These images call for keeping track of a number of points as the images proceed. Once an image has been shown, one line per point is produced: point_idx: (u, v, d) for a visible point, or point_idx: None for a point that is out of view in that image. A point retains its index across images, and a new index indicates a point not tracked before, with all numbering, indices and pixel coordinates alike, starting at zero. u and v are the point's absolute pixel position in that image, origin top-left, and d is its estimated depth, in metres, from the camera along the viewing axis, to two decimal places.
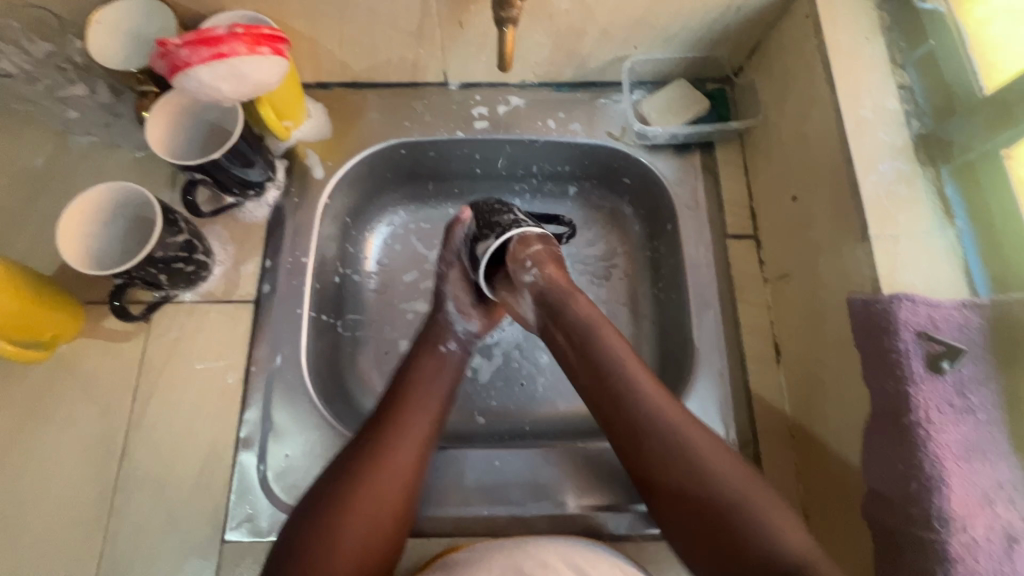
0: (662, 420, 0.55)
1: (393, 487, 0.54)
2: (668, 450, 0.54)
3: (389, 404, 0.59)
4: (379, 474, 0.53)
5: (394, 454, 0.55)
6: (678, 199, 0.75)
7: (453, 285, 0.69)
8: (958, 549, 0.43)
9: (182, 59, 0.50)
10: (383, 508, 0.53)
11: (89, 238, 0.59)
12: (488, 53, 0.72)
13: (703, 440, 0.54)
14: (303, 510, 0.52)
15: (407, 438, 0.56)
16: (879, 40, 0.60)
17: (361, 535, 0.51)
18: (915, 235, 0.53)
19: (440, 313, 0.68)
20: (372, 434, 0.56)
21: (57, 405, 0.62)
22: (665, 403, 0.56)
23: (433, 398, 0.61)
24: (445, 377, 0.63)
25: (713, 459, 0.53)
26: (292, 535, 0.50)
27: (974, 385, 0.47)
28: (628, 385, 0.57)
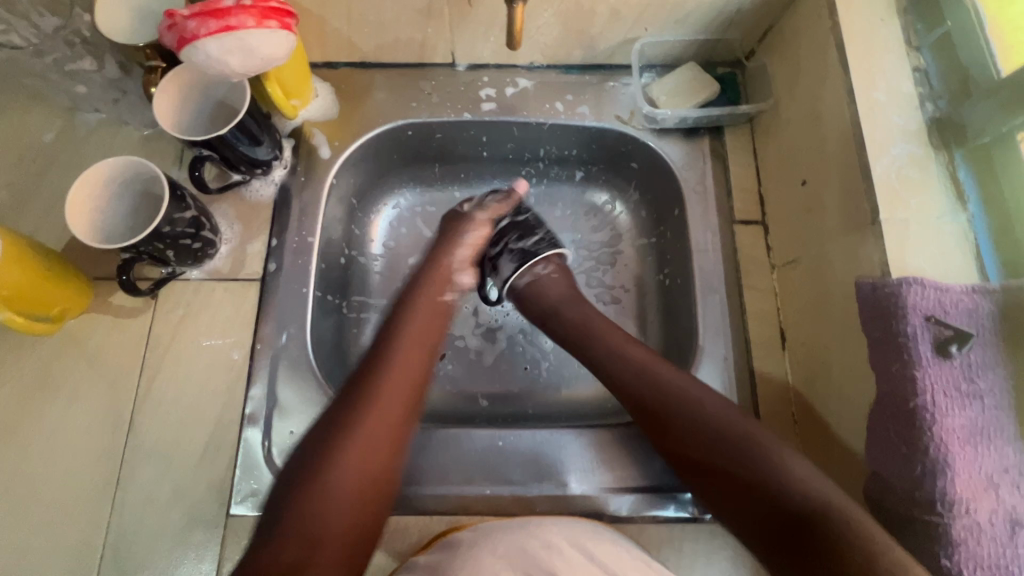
0: (683, 393, 0.59)
1: (381, 434, 0.52)
2: (679, 420, 0.57)
3: (375, 357, 0.57)
4: (366, 424, 0.52)
5: (380, 406, 0.53)
6: (686, 183, 0.74)
7: (472, 234, 0.71)
8: (960, 532, 0.43)
9: (190, 31, 0.50)
10: (370, 458, 0.51)
11: (96, 213, 0.59)
12: (496, 33, 0.71)
13: (718, 404, 0.57)
14: (294, 465, 0.51)
15: (394, 387, 0.55)
16: (895, 21, 0.59)
17: (345, 490, 0.50)
18: (926, 220, 0.52)
19: (448, 255, 0.68)
20: (356, 389, 0.54)
21: (65, 378, 0.63)
22: (685, 383, 0.60)
23: (419, 350, 0.59)
24: (435, 327, 0.62)
25: (731, 419, 0.56)
26: (281, 488, 0.50)
27: (982, 370, 0.46)
28: (641, 375, 0.61)
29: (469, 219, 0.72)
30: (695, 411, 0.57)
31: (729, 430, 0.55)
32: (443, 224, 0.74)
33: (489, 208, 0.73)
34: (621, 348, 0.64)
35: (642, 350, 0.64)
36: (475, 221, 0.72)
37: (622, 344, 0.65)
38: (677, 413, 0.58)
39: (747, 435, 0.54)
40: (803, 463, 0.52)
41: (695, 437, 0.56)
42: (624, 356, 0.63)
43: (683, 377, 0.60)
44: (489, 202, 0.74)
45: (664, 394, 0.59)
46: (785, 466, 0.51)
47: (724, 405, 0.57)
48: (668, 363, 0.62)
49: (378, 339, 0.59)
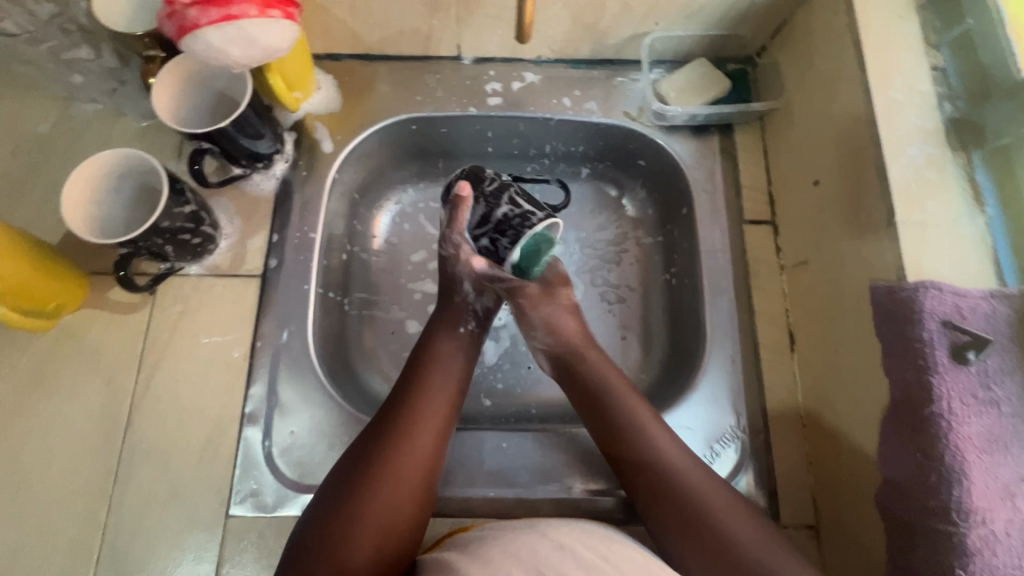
0: (680, 469, 0.54)
1: (411, 473, 0.52)
2: (682, 505, 0.52)
3: (402, 397, 0.56)
4: (395, 463, 0.52)
5: (409, 450, 0.52)
6: (695, 182, 0.73)
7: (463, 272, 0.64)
8: (977, 542, 0.43)
9: (191, 20, 0.48)
10: (398, 503, 0.50)
11: (93, 207, 0.58)
12: (504, 27, 0.69)
13: (715, 492, 0.52)
14: (320, 508, 0.50)
15: (424, 425, 0.54)
16: (913, 18, 0.58)
17: (375, 533, 0.48)
18: (944, 222, 0.51)
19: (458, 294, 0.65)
20: (382, 431, 0.53)
21: (61, 374, 0.62)
22: (683, 459, 0.55)
23: (449, 384, 0.58)
24: (463, 360, 0.61)
25: (718, 503, 0.52)
26: (308, 532, 0.48)
27: (1000, 376, 0.45)
28: (645, 442, 0.55)
29: (450, 258, 0.65)
30: (690, 492, 0.52)
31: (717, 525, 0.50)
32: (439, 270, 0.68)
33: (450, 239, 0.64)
34: (630, 403, 0.58)
35: (645, 410, 0.58)
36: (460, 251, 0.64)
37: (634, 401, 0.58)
38: (671, 500, 0.53)
39: (731, 532, 0.50)
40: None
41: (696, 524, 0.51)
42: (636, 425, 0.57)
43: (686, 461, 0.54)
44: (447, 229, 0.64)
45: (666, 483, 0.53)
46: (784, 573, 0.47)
47: (717, 493, 0.52)
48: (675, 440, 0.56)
49: (403, 380, 0.58)
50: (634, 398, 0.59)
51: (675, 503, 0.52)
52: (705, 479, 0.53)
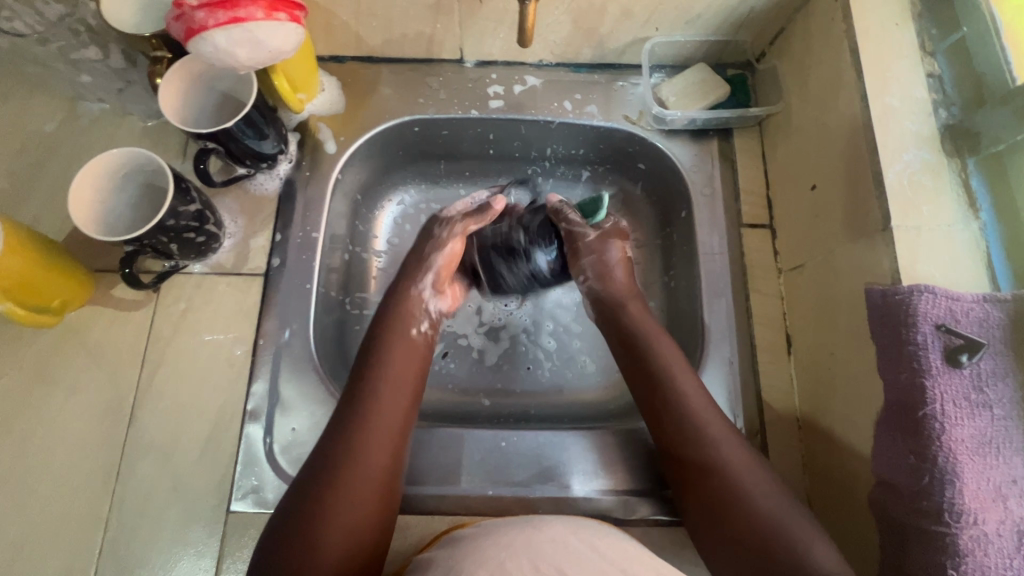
0: (710, 429, 0.56)
1: (367, 489, 0.50)
2: (707, 465, 0.54)
3: (364, 382, 0.57)
4: (347, 479, 0.50)
5: (374, 436, 0.53)
6: (694, 185, 0.74)
7: (440, 258, 0.67)
8: (967, 542, 0.43)
9: (198, 22, 0.49)
10: (367, 487, 0.51)
11: (99, 205, 0.59)
12: (506, 30, 0.70)
13: (741, 457, 0.54)
14: (291, 500, 0.49)
15: (377, 438, 0.53)
16: (910, 26, 0.59)
17: (346, 522, 0.48)
18: (937, 227, 0.52)
19: (413, 286, 0.66)
20: (347, 417, 0.54)
21: (65, 370, 0.62)
22: (715, 422, 0.56)
23: (402, 393, 0.57)
24: (415, 364, 0.61)
25: (739, 462, 0.54)
26: (279, 524, 0.48)
27: (992, 380, 0.46)
28: (679, 404, 0.58)
29: (439, 239, 0.68)
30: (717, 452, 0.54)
31: (737, 482, 0.52)
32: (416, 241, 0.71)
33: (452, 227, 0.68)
34: (666, 362, 0.61)
35: (685, 371, 0.60)
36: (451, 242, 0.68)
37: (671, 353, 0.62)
38: (696, 466, 0.54)
39: (750, 487, 0.52)
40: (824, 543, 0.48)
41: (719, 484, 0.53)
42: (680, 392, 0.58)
43: (723, 430, 0.56)
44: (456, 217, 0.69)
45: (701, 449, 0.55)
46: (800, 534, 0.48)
47: (744, 454, 0.54)
48: (714, 409, 0.58)
49: (361, 367, 0.58)
50: (675, 359, 0.61)
51: (702, 462, 0.54)
52: (734, 440, 0.55)
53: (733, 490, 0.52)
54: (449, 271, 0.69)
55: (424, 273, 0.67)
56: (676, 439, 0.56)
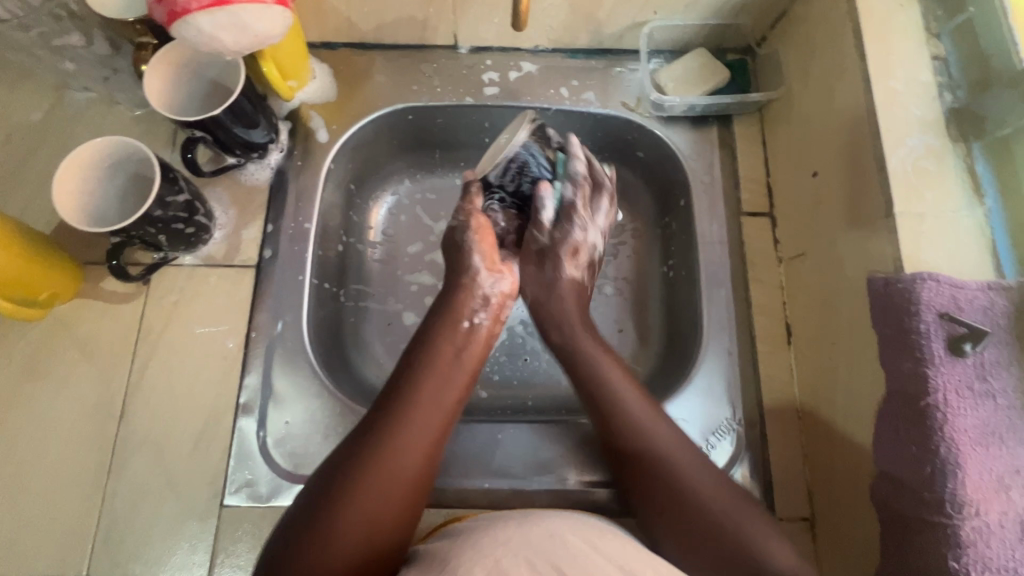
0: (655, 435, 0.54)
1: (397, 478, 0.50)
2: (663, 486, 0.52)
3: (414, 372, 0.56)
4: (381, 467, 0.50)
5: (413, 427, 0.52)
6: (693, 173, 0.72)
7: (476, 237, 0.62)
8: (970, 534, 0.43)
9: (181, 5, 0.47)
10: (400, 480, 0.50)
11: (85, 197, 0.58)
12: (500, 15, 0.69)
13: (684, 454, 0.53)
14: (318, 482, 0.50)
15: (417, 430, 0.52)
16: (914, 6, 0.57)
17: (367, 507, 0.48)
18: (941, 213, 0.50)
19: (466, 274, 0.62)
20: (390, 409, 0.53)
21: (54, 364, 0.62)
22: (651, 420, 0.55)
23: (450, 388, 0.56)
24: (468, 358, 0.59)
25: (689, 466, 0.53)
26: (303, 508, 0.48)
27: (996, 368, 0.45)
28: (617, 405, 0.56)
29: (461, 227, 0.63)
30: (670, 459, 0.53)
31: (680, 480, 0.52)
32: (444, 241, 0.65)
33: (466, 209, 0.63)
34: (601, 369, 0.58)
35: (626, 382, 0.58)
36: (472, 218, 0.63)
37: (593, 349, 0.60)
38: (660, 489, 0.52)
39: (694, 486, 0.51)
40: (773, 534, 0.49)
41: (664, 488, 0.52)
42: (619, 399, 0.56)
43: (663, 430, 0.55)
44: (462, 202, 0.64)
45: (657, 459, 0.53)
46: (750, 533, 0.49)
47: (687, 456, 0.53)
48: (648, 407, 0.56)
49: (414, 357, 0.57)
50: (614, 374, 0.58)
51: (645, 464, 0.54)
52: (680, 444, 0.54)
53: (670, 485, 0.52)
54: (492, 250, 0.63)
55: (471, 259, 0.62)
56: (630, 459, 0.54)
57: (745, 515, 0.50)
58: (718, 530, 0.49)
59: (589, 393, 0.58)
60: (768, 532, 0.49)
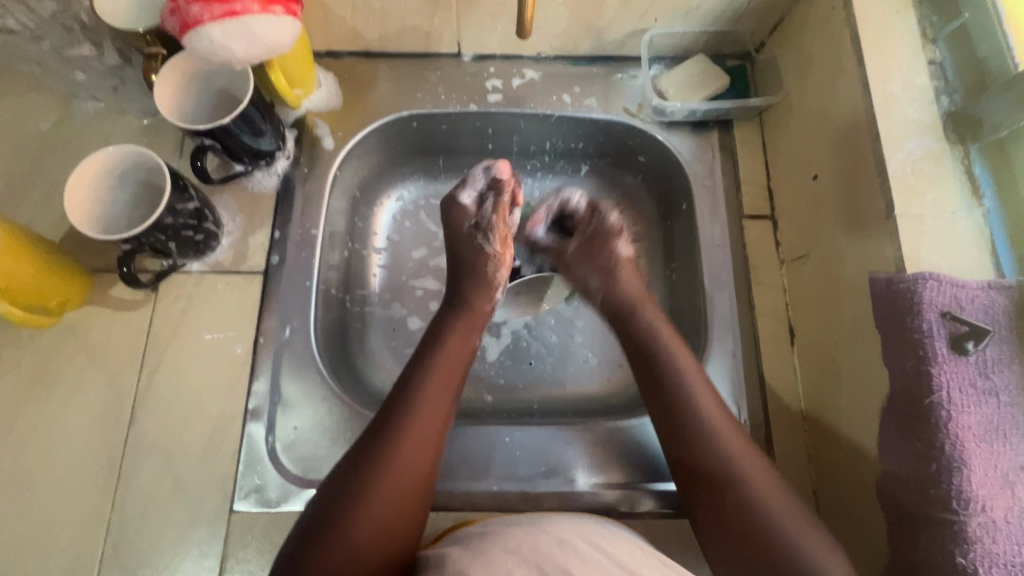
0: (716, 428, 0.55)
1: (399, 501, 0.50)
2: (710, 477, 0.53)
3: (408, 392, 0.55)
4: (383, 489, 0.49)
5: (415, 446, 0.52)
6: (695, 177, 0.73)
7: (501, 273, 0.66)
8: (976, 530, 0.43)
9: (194, 17, 0.48)
10: (401, 501, 0.50)
11: (96, 205, 0.58)
12: (504, 23, 0.70)
13: (740, 443, 0.54)
14: (320, 506, 0.49)
15: (417, 447, 0.52)
16: (910, 13, 0.58)
17: (365, 539, 0.47)
18: (941, 215, 0.51)
19: (486, 299, 0.65)
20: (386, 431, 0.52)
21: (64, 370, 0.62)
22: (732, 438, 0.54)
23: (446, 404, 0.56)
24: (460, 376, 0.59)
25: (751, 475, 0.52)
26: (315, 520, 0.48)
27: (998, 366, 0.46)
28: (692, 406, 0.56)
29: (492, 257, 0.66)
30: (731, 462, 0.53)
31: (748, 487, 0.51)
32: (457, 257, 0.67)
33: (502, 238, 0.66)
34: (674, 360, 0.60)
35: (717, 408, 0.57)
36: (501, 254, 0.66)
37: (703, 394, 0.57)
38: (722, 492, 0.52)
39: (764, 492, 0.51)
40: (826, 543, 0.48)
41: (729, 495, 0.51)
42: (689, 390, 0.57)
43: (722, 424, 0.55)
44: (496, 222, 0.65)
45: (716, 459, 0.53)
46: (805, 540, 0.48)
47: (747, 451, 0.54)
48: (722, 412, 0.56)
49: (407, 379, 0.56)
50: (705, 392, 0.58)
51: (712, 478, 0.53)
52: (748, 454, 0.54)
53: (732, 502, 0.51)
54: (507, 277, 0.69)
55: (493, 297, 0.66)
56: (690, 449, 0.55)
57: (801, 524, 0.49)
58: (768, 537, 0.48)
59: (672, 405, 0.57)
60: (820, 542, 0.48)
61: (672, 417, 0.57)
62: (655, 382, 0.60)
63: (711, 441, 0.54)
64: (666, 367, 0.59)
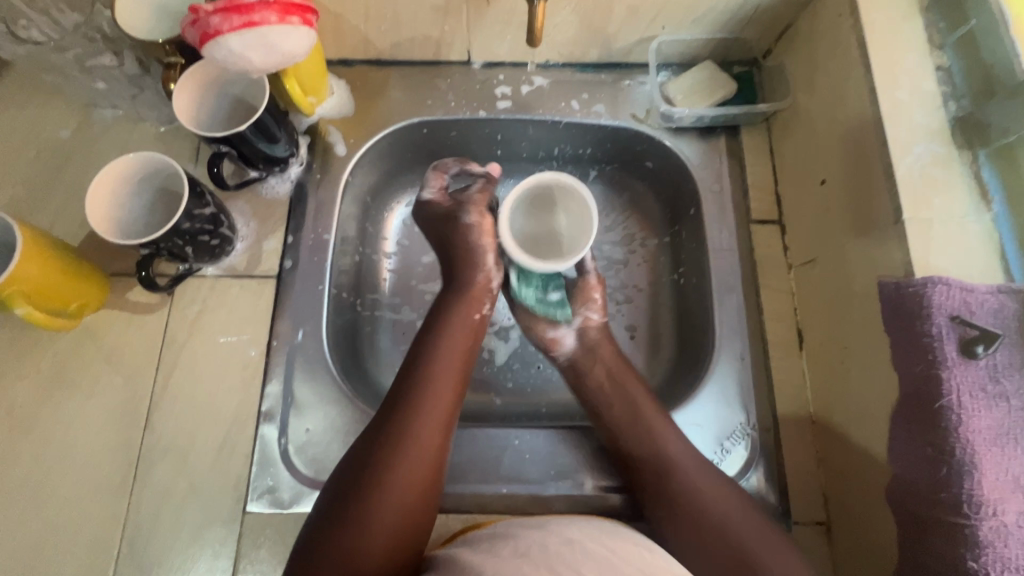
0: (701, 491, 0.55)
1: (417, 470, 0.51)
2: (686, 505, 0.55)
3: (412, 377, 0.56)
4: (402, 462, 0.51)
5: (427, 418, 0.53)
6: (702, 182, 0.74)
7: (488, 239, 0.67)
8: (987, 533, 0.43)
9: (214, 27, 0.49)
10: (419, 472, 0.51)
11: (116, 210, 0.60)
12: (513, 32, 0.71)
13: (726, 501, 0.54)
14: (334, 494, 0.50)
15: (430, 421, 0.53)
16: (917, 19, 0.59)
17: (392, 510, 0.49)
18: (950, 219, 0.52)
19: (479, 271, 0.65)
20: (394, 417, 0.53)
21: (82, 373, 0.63)
22: (688, 459, 0.57)
23: (455, 376, 0.57)
24: (466, 348, 0.61)
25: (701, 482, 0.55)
26: (332, 509, 0.49)
27: (1008, 370, 0.46)
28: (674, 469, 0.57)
29: (474, 226, 0.67)
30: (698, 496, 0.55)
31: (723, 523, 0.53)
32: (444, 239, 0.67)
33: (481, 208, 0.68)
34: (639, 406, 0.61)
35: (648, 402, 0.62)
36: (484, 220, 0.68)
37: (641, 397, 0.62)
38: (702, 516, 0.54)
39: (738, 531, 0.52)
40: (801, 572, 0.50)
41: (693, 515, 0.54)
42: (665, 451, 0.58)
43: (711, 487, 0.55)
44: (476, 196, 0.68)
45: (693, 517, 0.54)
46: None
47: (725, 495, 0.55)
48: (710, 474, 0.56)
49: (412, 364, 0.57)
50: (683, 450, 0.58)
51: (673, 486, 0.56)
52: (701, 468, 0.57)
53: (699, 510, 0.54)
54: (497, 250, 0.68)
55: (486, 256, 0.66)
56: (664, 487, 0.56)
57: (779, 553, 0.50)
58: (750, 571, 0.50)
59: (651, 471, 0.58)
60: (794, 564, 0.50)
61: (649, 459, 0.58)
62: (617, 434, 0.61)
63: (691, 492, 0.55)
64: (634, 411, 0.61)
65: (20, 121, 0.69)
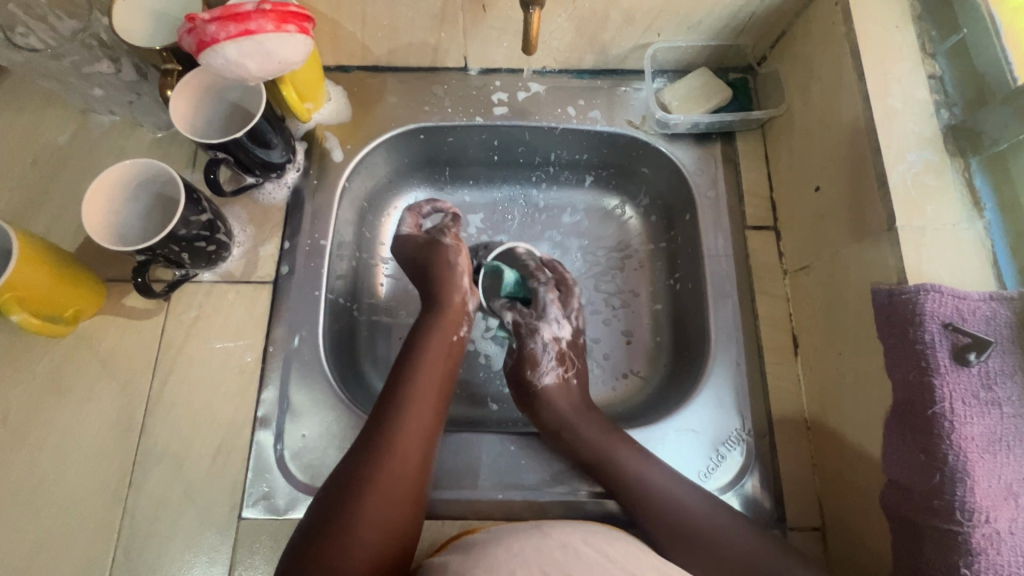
0: (660, 496, 0.57)
1: (398, 494, 0.51)
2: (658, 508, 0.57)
3: (392, 406, 0.56)
4: (381, 483, 0.51)
5: (405, 440, 0.54)
6: (698, 188, 0.74)
7: (461, 259, 0.68)
8: (980, 541, 0.43)
9: (210, 35, 0.50)
10: (399, 493, 0.52)
11: (112, 215, 0.60)
12: (509, 39, 0.71)
13: (692, 503, 0.57)
14: (323, 510, 0.50)
15: (409, 442, 0.54)
16: (910, 28, 0.59)
17: (376, 529, 0.49)
18: (942, 226, 0.52)
19: (456, 291, 0.66)
20: (373, 439, 0.54)
21: (77, 378, 0.63)
22: (699, 506, 0.57)
23: (434, 396, 0.58)
24: (445, 372, 0.61)
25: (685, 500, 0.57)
26: (322, 523, 0.49)
27: (1001, 377, 0.46)
28: (625, 475, 0.59)
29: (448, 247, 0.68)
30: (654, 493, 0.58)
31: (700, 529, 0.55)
32: (422, 256, 0.68)
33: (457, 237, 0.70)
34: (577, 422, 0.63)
35: (608, 429, 0.62)
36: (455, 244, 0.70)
37: (596, 428, 0.62)
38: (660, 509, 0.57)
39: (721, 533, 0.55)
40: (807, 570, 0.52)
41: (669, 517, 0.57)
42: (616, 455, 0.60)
43: (682, 501, 0.57)
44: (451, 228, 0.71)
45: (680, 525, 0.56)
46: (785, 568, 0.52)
47: (695, 503, 0.57)
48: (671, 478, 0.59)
49: (392, 386, 0.58)
50: (637, 459, 0.60)
51: (639, 498, 0.58)
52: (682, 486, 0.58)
53: (680, 529, 0.56)
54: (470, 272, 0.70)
55: (460, 278, 0.67)
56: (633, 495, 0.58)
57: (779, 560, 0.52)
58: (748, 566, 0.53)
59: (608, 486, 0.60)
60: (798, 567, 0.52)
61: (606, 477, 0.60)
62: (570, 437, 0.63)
63: (652, 492, 0.58)
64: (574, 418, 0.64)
65: (17, 127, 0.69)
